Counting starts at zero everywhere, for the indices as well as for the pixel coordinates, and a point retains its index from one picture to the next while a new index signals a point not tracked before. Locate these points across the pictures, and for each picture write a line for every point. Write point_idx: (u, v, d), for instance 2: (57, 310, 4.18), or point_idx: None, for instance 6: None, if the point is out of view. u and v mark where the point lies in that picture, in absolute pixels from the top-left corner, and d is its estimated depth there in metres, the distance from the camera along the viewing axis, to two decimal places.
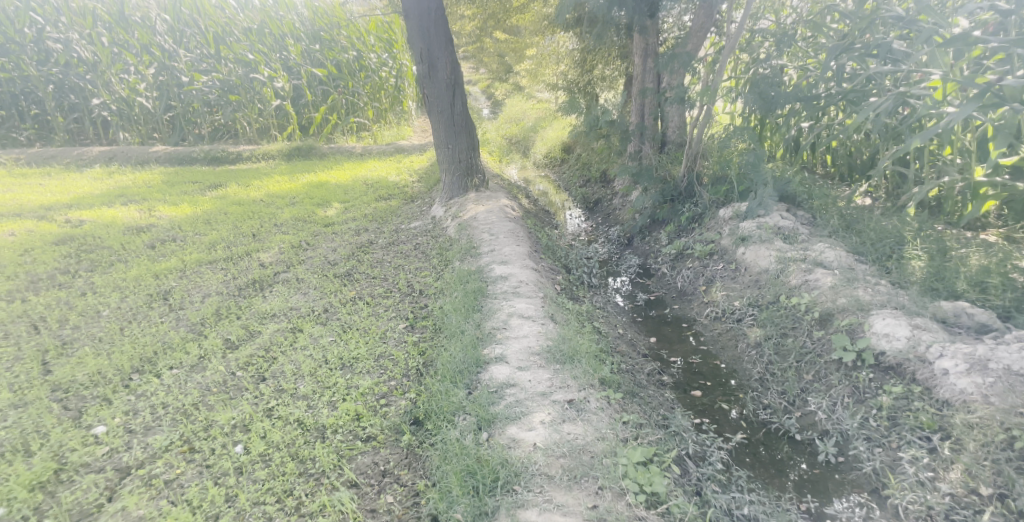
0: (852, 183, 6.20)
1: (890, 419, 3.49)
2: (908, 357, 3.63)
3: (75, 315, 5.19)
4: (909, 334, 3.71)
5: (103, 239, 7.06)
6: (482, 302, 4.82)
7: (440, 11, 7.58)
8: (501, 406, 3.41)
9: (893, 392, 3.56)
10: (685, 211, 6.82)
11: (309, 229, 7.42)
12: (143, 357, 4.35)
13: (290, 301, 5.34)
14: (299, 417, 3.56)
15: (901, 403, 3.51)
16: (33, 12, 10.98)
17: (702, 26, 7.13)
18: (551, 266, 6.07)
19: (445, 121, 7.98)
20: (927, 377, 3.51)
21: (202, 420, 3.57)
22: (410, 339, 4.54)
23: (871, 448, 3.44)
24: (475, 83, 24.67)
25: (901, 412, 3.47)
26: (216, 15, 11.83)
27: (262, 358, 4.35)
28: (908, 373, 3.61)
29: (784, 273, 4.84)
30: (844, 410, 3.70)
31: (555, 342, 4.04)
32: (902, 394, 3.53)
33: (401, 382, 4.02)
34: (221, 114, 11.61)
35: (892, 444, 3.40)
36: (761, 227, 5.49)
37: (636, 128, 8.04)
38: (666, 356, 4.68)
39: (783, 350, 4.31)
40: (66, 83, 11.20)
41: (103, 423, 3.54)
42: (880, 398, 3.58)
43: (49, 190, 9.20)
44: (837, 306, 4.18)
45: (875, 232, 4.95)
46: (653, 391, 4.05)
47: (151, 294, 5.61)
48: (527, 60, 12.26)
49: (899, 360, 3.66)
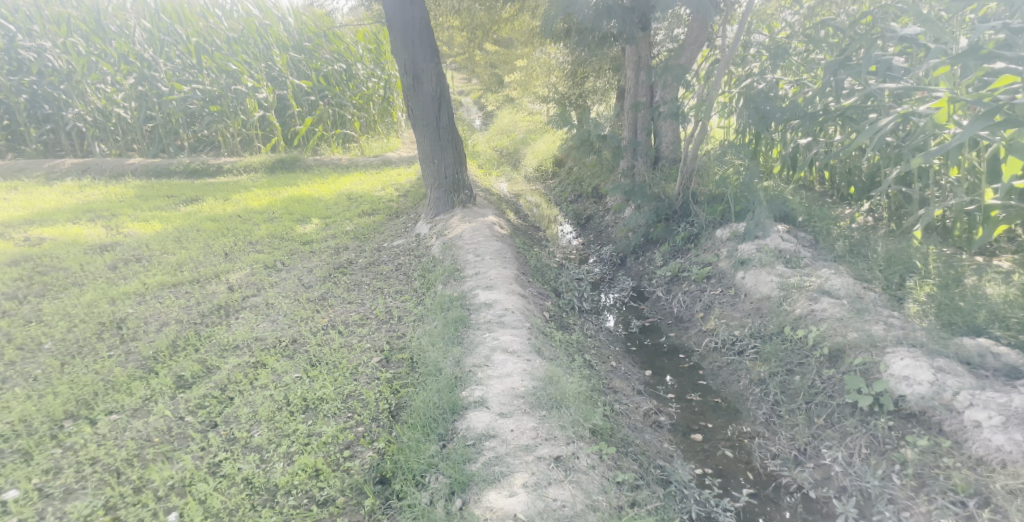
0: (852, 203, 5.75)
1: (917, 479, 3.11)
2: (933, 404, 3.26)
3: (14, 348, 4.69)
4: (932, 379, 3.34)
5: (63, 259, 6.58)
6: (464, 335, 4.39)
7: (426, 21, 7.20)
8: (478, 464, 3.04)
9: (918, 444, 3.19)
10: (680, 230, 6.41)
11: (286, 247, 6.99)
12: (81, 399, 3.91)
13: (256, 330, 4.89)
14: (247, 476, 3.22)
15: (927, 458, 3.13)
16: (5, 20, 10.50)
17: (695, 39, 6.78)
18: (539, 291, 5.65)
19: (430, 134, 7.57)
20: (956, 429, 3.15)
21: (135, 481, 3.24)
22: (383, 376, 4.09)
23: (898, 513, 3.05)
24: (468, 94, 24.26)
25: (929, 471, 3.09)
26: (198, 24, 11.49)
27: (216, 399, 3.90)
28: (934, 423, 3.24)
29: (788, 301, 4.46)
30: (864, 463, 3.32)
31: (542, 383, 3.63)
32: (928, 448, 3.16)
33: (370, 428, 3.59)
34: (203, 124, 11.15)
35: (920, 509, 3.02)
36: (762, 250, 5.11)
37: (630, 144, 7.47)
38: (662, 392, 4.27)
39: (790, 389, 3.92)
40: (41, 94, 10.71)
41: (16, 487, 3.19)
42: (904, 451, 3.21)
43: (13, 205, 8.69)
44: (848, 341, 3.81)
45: (884, 258, 4.60)
46: (648, 437, 3.66)
47: (103, 323, 5.13)
48: (517, 71, 11.88)
49: (922, 407, 3.29)
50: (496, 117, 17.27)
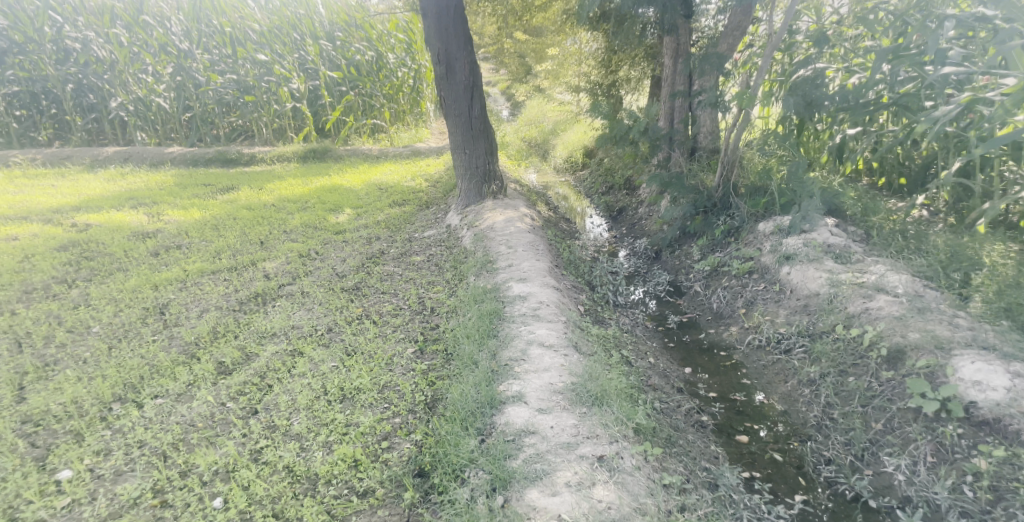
0: (904, 196, 5.52)
1: (993, 492, 2.99)
2: (1011, 411, 3.13)
3: (64, 331, 4.81)
4: (1008, 385, 3.22)
5: (107, 245, 6.72)
6: (499, 327, 4.35)
7: (460, 9, 7.13)
8: (519, 461, 3.00)
9: (993, 455, 3.06)
10: (720, 223, 6.23)
11: (319, 236, 7.04)
12: (127, 383, 3.99)
13: (292, 318, 4.92)
14: (289, 464, 3.24)
15: (1004, 470, 3.00)
16: (52, 11, 10.70)
17: (738, 25, 6.46)
18: (574, 284, 5.58)
19: (463, 124, 7.52)
20: None
21: (181, 465, 3.28)
22: (418, 368, 4.08)
23: None
24: (495, 84, 24.17)
25: (1006, 484, 2.96)
26: (232, 13, 11.53)
27: (255, 386, 3.94)
28: (1012, 432, 3.10)
29: (838, 298, 4.32)
30: (930, 473, 3.20)
31: (582, 379, 3.59)
32: (1006, 459, 3.02)
33: (407, 419, 3.59)
34: (239, 114, 11.30)
35: None
36: (809, 245, 4.95)
37: (666, 133, 7.25)
38: (704, 391, 4.19)
39: (843, 392, 3.81)
40: (85, 83, 10.94)
41: (69, 467, 3.26)
42: (976, 462, 3.08)
43: (61, 191, 8.93)
44: (909, 342, 3.69)
45: (944, 254, 4.39)
46: (693, 438, 3.60)
47: (146, 308, 5.22)
48: (548, 60, 11.71)
49: (997, 414, 3.16)
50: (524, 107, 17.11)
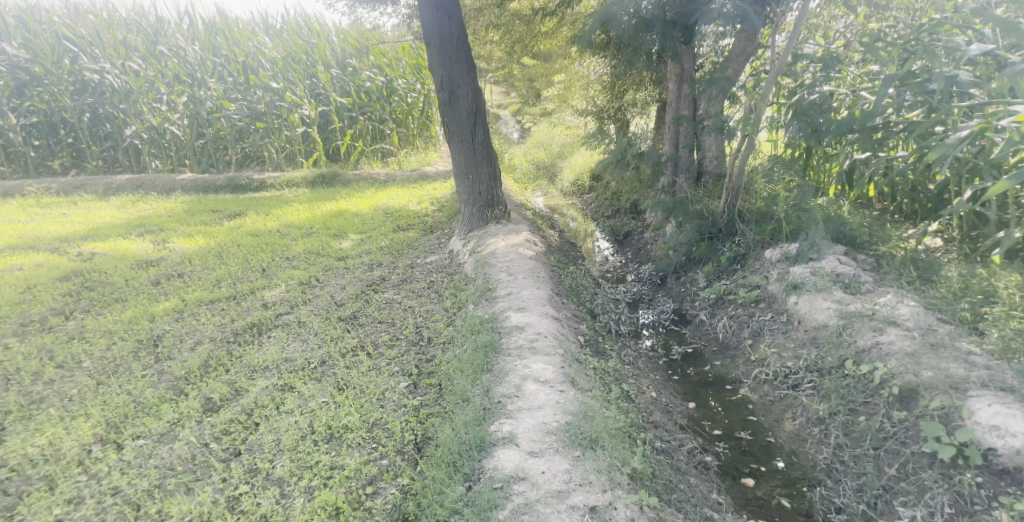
0: (917, 222, 5.31)
1: None
2: None
3: (54, 367, 4.72)
4: None
5: (109, 274, 6.68)
6: (494, 361, 4.19)
7: (463, 37, 7.10)
8: (507, 510, 2.86)
9: (1015, 507, 2.88)
10: (726, 250, 6.05)
11: (321, 263, 6.96)
12: (110, 422, 3.89)
13: (286, 350, 4.79)
14: (266, 513, 3.12)
15: None
16: (70, 44, 10.91)
17: (743, 50, 6.39)
18: (575, 313, 5.42)
19: (466, 150, 7.44)
20: None
21: (153, 514, 3.17)
22: (410, 404, 3.92)
23: None
24: (506, 106, 24.26)
25: None
26: (246, 44, 11.80)
27: (241, 425, 3.82)
28: None
29: (847, 331, 4.14)
30: None
31: (577, 419, 3.43)
32: None
33: (394, 461, 3.44)
34: (250, 141, 11.35)
35: None
36: (817, 274, 4.77)
37: (670, 158, 7.13)
38: (707, 429, 4.01)
39: (854, 432, 3.64)
40: (101, 113, 11.02)
41: (37, 518, 3.15)
42: (997, 515, 2.90)
43: (70, 220, 8.97)
44: (921, 380, 3.52)
45: (959, 285, 4.19)
46: (695, 482, 3.44)
47: (141, 340, 5.13)
48: (555, 84, 11.68)
49: (1018, 462, 2.98)
50: (533, 129, 17.08)
